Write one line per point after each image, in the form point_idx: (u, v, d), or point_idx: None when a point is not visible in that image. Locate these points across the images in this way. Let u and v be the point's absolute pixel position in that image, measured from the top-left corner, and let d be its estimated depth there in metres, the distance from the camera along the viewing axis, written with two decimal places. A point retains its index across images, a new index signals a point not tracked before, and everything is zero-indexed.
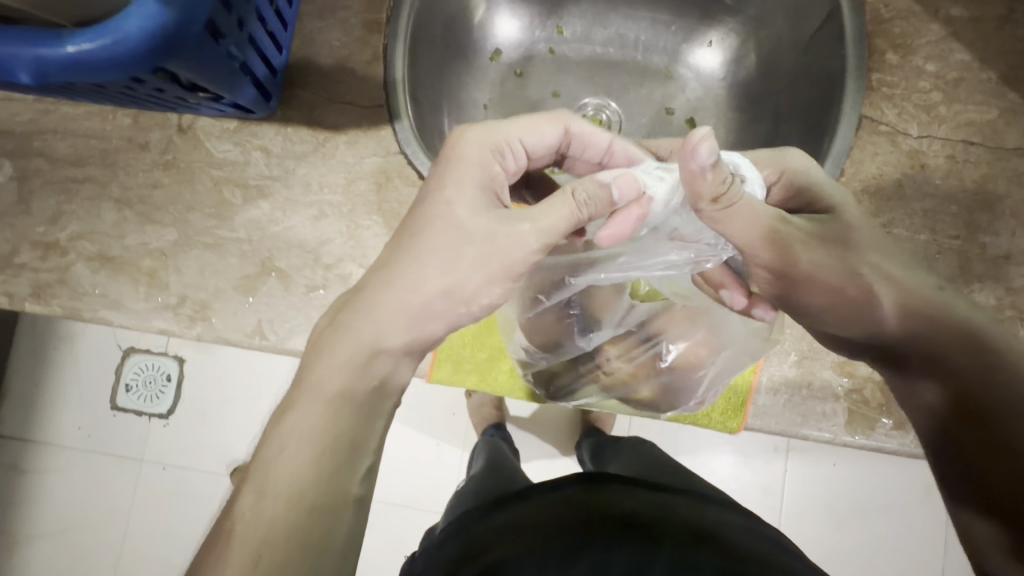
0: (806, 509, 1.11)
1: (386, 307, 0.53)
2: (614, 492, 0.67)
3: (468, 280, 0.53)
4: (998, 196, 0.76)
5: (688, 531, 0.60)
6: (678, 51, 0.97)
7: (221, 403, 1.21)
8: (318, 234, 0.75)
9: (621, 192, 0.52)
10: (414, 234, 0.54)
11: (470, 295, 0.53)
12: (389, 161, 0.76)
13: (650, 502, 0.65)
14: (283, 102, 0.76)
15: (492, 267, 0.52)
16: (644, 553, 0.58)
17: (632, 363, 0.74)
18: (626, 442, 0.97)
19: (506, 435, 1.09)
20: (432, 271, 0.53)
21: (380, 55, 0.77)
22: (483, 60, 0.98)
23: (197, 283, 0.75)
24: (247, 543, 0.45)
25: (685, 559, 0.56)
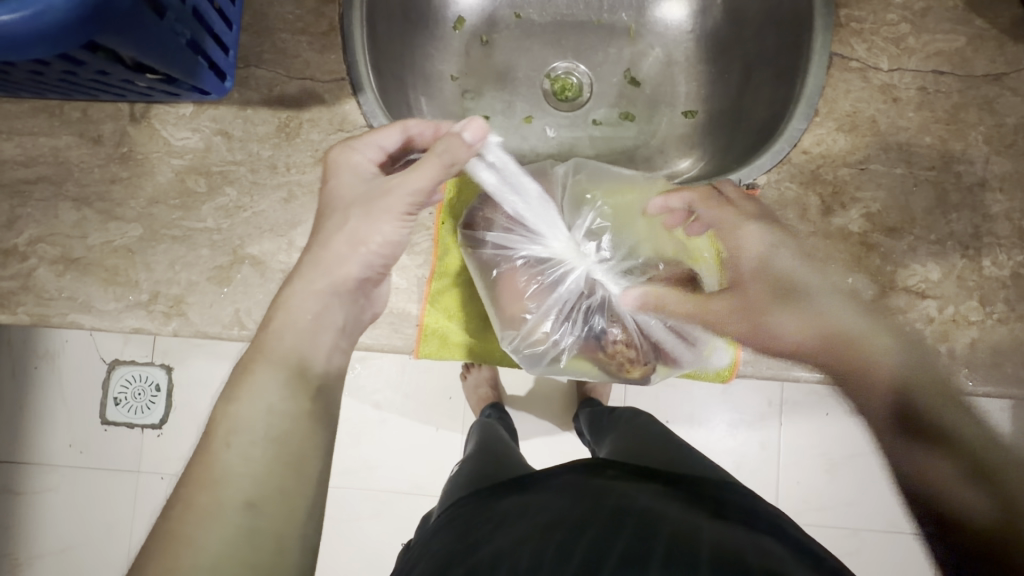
0: (803, 461, 1.13)
1: (308, 270, 0.60)
2: (610, 480, 0.67)
3: (376, 231, 0.61)
4: (970, 124, 0.76)
5: (687, 521, 0.58)
6: (643, 5, 0.95)
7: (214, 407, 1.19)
8: (290, 217, 0.72)
9: (473, 136, 0.60)
10: (325, 236, 0.61)
11: (367, 237, 0.61)
12: (355, 136, 0.74)
13: (647, 491, 0.64)
14: (239, 82, 0.73)
15: (383, 215, 0.61)
16: (642, 534, 0.56)
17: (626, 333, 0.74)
18: (623, 415, 0.96)
19: (509, 420, 1.08)
20: (344, 235, 0.60)
21: (336, 26, 0.74)
22: (446, 30, 0.96)
23: (169, 277, 0.72)
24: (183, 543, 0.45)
25: (685, 545, 0.53)
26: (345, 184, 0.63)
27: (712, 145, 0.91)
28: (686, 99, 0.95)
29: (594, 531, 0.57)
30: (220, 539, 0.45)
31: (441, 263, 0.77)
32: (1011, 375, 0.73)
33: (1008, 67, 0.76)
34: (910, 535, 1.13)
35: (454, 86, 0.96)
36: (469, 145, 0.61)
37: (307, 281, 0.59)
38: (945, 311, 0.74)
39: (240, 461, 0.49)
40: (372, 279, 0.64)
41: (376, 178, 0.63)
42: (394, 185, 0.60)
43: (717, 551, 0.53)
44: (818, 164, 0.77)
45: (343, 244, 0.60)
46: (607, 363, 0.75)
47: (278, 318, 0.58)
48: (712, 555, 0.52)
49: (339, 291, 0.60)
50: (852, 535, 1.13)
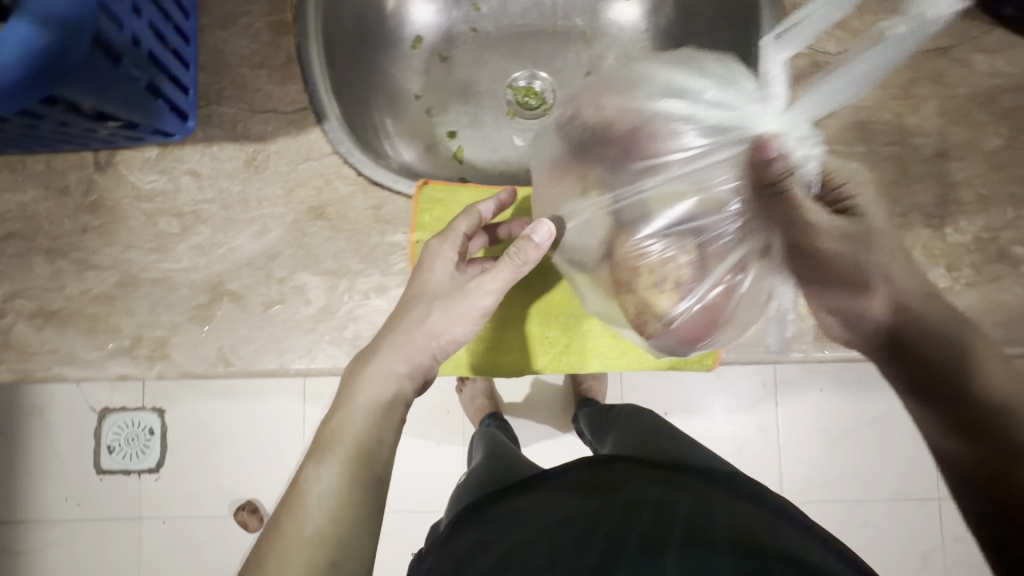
0: (801, 438, 1.14)
1: (399, 332, 0.66)
2: (620, 474, 0.67)
3: (446, 327, 0.67)
4: (921, 97, 0.78)
5: (700, 507, 0.59)
6: (596, 9, 0.98)
7: (214, 443, 1.17)
8: (266, 249, 0.73)
9: (540, 236, 0.63)
10: (412, 314, 0.66)
11: (439, 331, 0.66)
12: (324, 163, 0.74)
13: (658, 482, 0.65)
14: (202, 120, 0.74)
15: (450, 313, 0.66)
16: (658, 520, 0.57)
17: (690, 269, 0.58)
18: (623, 412, 0.97)
19: (504, 423, 1.10)
20: (435, 317, 0.66)
21: (293, 58, 0.76)
22: (405, 49, 0.97)
23: (150, 321, 0.72)
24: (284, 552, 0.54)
25: (699, 531, 0.54)
26: (440, 268, 0.69)
27: None
28: None
29: (609, 525, 0.58)
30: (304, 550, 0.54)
31: None
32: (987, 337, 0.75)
33: (951, 40, 0.78)
34: (913, 499, 1.14)
35: (418, 104, 0.98)
36: (537, 244, 0.63)
37: (387, 363, 0.65)
38: None
39: (317, 506, 0.56)
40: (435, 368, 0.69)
41: (461, 278, 0.69)
42: (471, 290, 0.66)
43: (734, 533, 0.54)
44: None
45: (429, 325, 0.66)
46: (644, 278, 0.59)
47: (352, 388, 0.64)
48: (728, 536, 0.53)
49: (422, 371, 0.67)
50: (859, 506, 1.14)
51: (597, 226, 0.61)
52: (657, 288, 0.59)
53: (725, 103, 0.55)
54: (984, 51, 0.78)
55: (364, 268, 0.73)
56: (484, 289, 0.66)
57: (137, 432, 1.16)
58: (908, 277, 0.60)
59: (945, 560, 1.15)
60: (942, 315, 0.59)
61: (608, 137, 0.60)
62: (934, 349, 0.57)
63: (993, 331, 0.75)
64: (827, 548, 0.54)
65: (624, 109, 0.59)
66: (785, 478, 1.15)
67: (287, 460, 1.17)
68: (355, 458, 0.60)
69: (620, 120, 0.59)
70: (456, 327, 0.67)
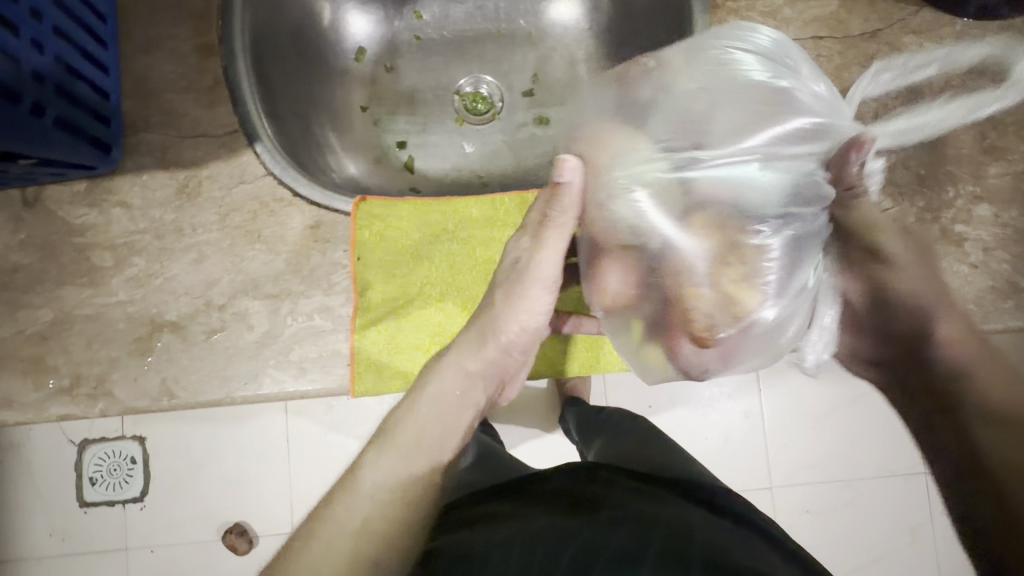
0: (793, 433, 0.95)
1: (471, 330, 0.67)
2: (603, 484, 0.61)
3: (512, 320, 0.66)
4: (855, 82, 0.78)
5: (681, 521, 0.53)
6: (538, 10, 0.97)
7: (201, 471, 0.90)
8: (204, 277, 0.72)
9: (567, 173, 0.57)
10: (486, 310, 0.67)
11: (500, 326, 0.66)
12: (258, 186, 0.73)
13: (641, 494, 0.59)
14: (129, 150, 0.72)
15: (513, 300, 0.66)
16: (635, 533, 0.50)
17: (712, 276, 0.52)
18: (614, 417, 0.86)
19: (493, 431, 0.95)
20: (508, 315, 0.66)
21: (221, 80, 0.74)
22: (348, 62, 0.95)
23: (88, 358, 0.70)
24: (327, 539, 0.53)
25: (673, 546, 0.48)
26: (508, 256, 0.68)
27: None
28: None
29: (584, 534, 0.51)
30: (352, 529, 0.54)
31: (362, 298, 0.73)
32: None
33: (881, 23, 0.78)
34: (904, 477, 0.95)
35: (365, 116, 0.95)
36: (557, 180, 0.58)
37: (459, 358, 0.65)
38: None
39: (369, 497, 0.56)
40: (512, 365, 0.69)
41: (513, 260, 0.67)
42: (533, 271, 0.64)
43: (712, 552, 0.48)
44: None
45: (512, 316, 0.66)
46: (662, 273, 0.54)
47: (414, 397, 0.64)
48: (706, 555, 0.47)
49: (492, 372, 0.67)
50: (847, 489, 0.94)
51: (652, 207, 0.53)
52: (693, 291, 0.53)
53: (820, 113, 0.52)
54: (913, 33, 0.78)
55: (305, 289, 0.72)
56: (544, 262, 0.64)
57: (127, 461, 0.90)
58: (933, 301, 0.57)
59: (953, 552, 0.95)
60: (975, 347, 0.55)
61: (695, 110, 0.53)
62: (993, 423, 0.51)
63: None
64: None
65: (711, 87, 0.53)
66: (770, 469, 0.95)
67: (271, 492, 0.90)
68: (405, 462, 0.58)
69: (693, 71, 0.54)
70: (532, 318, 0.67)
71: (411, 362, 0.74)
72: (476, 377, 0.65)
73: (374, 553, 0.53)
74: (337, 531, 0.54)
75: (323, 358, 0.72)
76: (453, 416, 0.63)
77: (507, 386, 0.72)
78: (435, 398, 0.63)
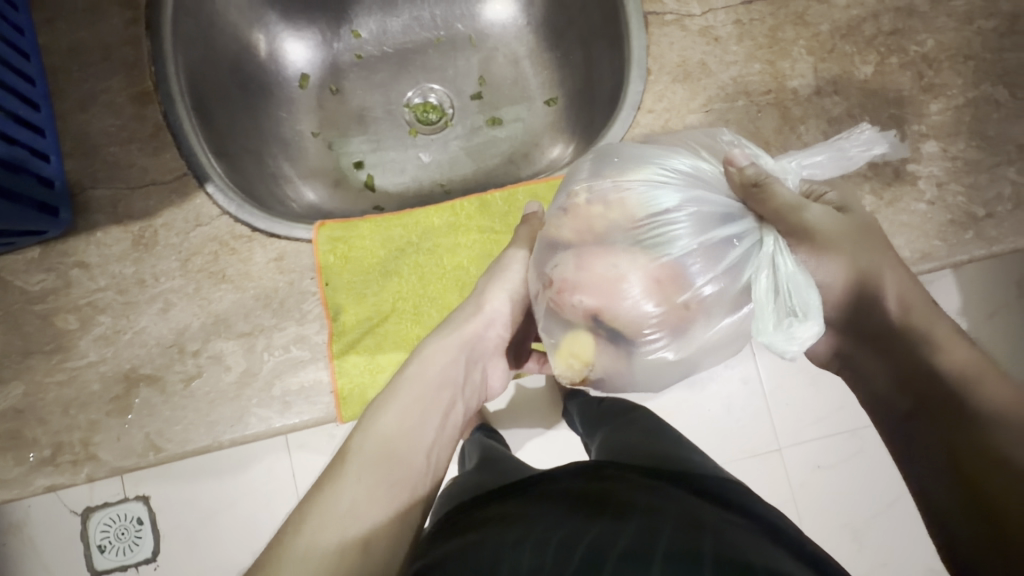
0: (795, 391, 0.95)
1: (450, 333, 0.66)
2: (611, 486, 0.60)
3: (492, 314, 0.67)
4: (791, 41, 0.79)
5: (689, 519, 0.52)
6: (475, 13, 0.98)
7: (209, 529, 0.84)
8: (174, 325, 0.71)
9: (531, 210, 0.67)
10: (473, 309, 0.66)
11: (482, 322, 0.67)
12: (216, 226, 0.72)
13: (648, 493, 0.57)
14: (78, 209, 0.71)
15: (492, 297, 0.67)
16: (644, 533, 0.49)
17: (585, 232, 0.51)
18: (616, 407, 0.86)
19: (498, 437, 0.94)
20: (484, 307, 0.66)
21: (162, 126, 0.74)
22: (293, 90, 0.95)
23: (67, 425, 0.69)
24: (294, 564, 0.50)
25: (682, 549, 0.46)
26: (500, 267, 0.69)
27: (574, 129, 0.94)
28: (543, 89, 0.97)
29: (591, 534, 0.50)
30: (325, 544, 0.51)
31: (337, 322, 0.72)
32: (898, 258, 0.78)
33: None
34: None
35: (317, 142, 0.95)
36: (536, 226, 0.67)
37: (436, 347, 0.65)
38: None
39: (343, 513, 0.53)
40: (482, 350, 0.68)
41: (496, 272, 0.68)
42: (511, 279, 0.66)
43: (722, 551, 0.46)
44: (666, 119, 0.78)
45: (490, 311, 0.67)
46: (559, 238, 0.53)
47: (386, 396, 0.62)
48: (715, 552, 0.46)
49: (463, 359, 0.66)
50: (853, 437, 0.93)
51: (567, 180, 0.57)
52: (570, 221, 0.52)
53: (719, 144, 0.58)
54: None
55: (278, 323, 0.71)
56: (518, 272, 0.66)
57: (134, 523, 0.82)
58: (911, 289, 0.56)
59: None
60: (970, 352, 0.53)
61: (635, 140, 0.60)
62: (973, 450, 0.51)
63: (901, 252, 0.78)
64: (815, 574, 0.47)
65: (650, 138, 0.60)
66: (775, 429, 0.94)
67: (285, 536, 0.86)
68: (375, 468, 0.56)
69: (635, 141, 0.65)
70: (515, 292, 0.67)
71: None
72: (451, 374, 0.64)
73: (364, 538, 0.52)
74: (326, 516, 0.52)
75: (305, 390, 0.71)
76: (427, 407, 0.62)
77: (490, 370, 0.71)
78: (409, 399, 0.61)
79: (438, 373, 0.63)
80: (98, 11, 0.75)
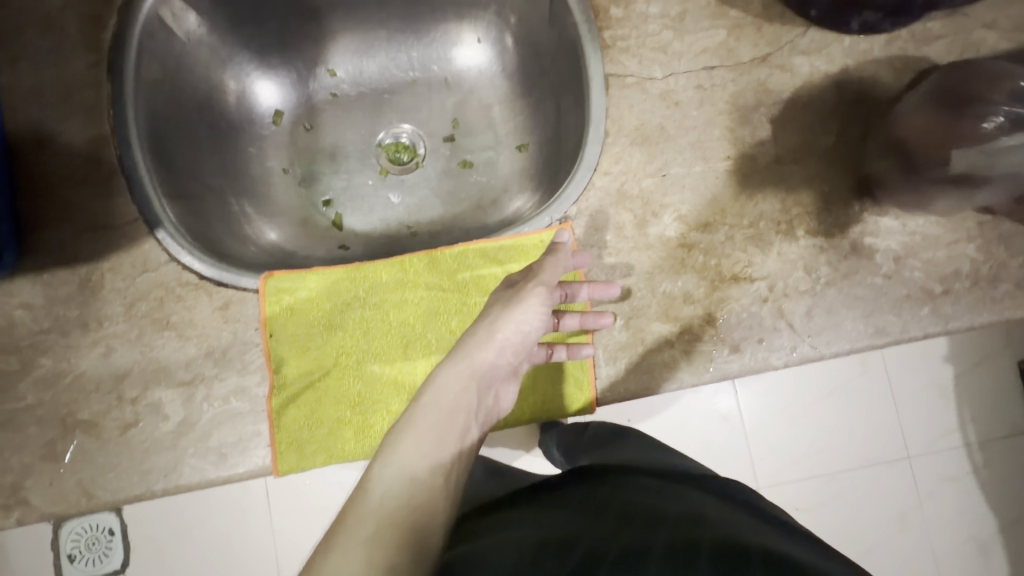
0: (779, 440, 0.80)
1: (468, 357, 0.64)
2: (612, 487, 0.57)
3: (510, 334, 0.66)
4: (752, 107, 0.79)
5: (690, 513, 0.50)
6: (450, 56, 0.98)
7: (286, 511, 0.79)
8: (114, 371, 0.71)
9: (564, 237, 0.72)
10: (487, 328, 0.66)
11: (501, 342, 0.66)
12: (163, 273, 0.72)
13: (652, 492, 0.55)
14: (26, 250, 0.72)
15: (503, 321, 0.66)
16: (643, 530, 0.48)
17: None
18: (603, 432, 0.72)
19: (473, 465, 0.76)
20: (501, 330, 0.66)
21: (117, 169, 0.74)
22: (265, 127, 0.94)
23: (0, 467, 0.69)
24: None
25: (681, 542, 0.45)
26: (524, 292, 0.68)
27: (541, 177, 0.92)
28: (515, 135, 0.97)
29: (587, 542, 0.48)
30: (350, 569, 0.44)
31: (278, 374, 0.71)
32: (853, 331, 0.77)
33: (770, 47, 0.80)
34: (886, 465, 0.79)
35: (286, 179, 0.94)
36: None
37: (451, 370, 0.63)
38: (775, 288, 0.76)
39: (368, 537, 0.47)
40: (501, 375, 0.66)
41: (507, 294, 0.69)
42: (528, 303, 0.67)
43: (720, 540, 0.44)
44: (622, 181, 0.78)
45: (504, 334, 0.66)
46: None
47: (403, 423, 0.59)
48: (716, 542, 0.44)
49: (474, 386, 0.63)
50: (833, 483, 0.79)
51: None
52: None
53: None
54: (803, 53, 0.79)
55: (218, 372, 0.71)
56: (532, 304, 0.67)
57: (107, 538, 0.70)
58: None
59: (939, 538, 0.78)
60: None
61: None
62: None
63: (855, 325, 0.77)
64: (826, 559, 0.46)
65: None
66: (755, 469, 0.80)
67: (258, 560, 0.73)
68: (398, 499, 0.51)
69: None
70: (527, 321, 0.67)
71: (336, 437, 0.72)
72: (467, 401, 0.61)
73: (393, 560, 0.46)
74: (354, 541, 0.47)
75: (242, 441, 0.70)
76: (448, 435, 0.57)
77: (505, 393, 0.68)
78: (428, 423, 0.58)
79: (453, 397, 0.61)
80: (61, 54, 0.76)
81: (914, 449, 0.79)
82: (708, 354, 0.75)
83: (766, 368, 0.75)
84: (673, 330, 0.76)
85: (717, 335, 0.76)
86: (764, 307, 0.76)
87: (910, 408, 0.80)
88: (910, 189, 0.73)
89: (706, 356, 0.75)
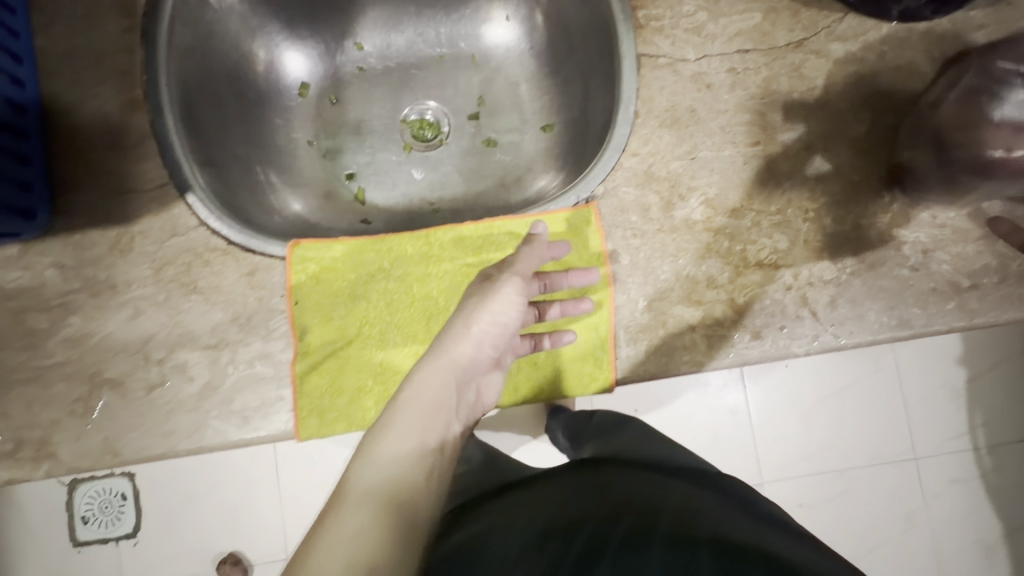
0: (785, 435, 0.79)
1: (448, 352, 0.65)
2: (608, 474, 0.58)
3: (488, 329, 0.67)
4: (784, 93, 0.78)
5: (684, 503, 0.51)
6: (478, 33, 0.97)
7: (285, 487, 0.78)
8: (140, 333, 0.72)
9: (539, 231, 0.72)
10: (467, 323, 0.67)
11: (479, 334, 0.66)
12: (190, 238, 0.73)
13: (647, 481, 0.56)
14: (57, 211, 0.73)
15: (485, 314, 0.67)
16: (638, 519, 0.48)
17: None
18: (609, 420, 0.71)
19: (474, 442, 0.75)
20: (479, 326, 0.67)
21: (149, 133, 0.75)
22: (292, 99, 0.94)
23: (29, 421, 0.70)
24: None
25: (677, 533, 0.45)
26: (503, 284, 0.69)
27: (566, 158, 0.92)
28: (541, 114, 0.96)
29: (588, 528, 0.49)
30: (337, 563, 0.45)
31: (302, 342, 0.73)
32: (875, 323, 0.76)
33: (806, 32, 0.78)
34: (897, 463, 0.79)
35: (312, 151, 0.94)
36: None
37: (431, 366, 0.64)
38: (799, 277, 0.76)
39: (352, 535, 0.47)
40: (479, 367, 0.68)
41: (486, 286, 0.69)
42: (504, 296, 0.68)
43: (715, 534, 0.45)
44: (650, 163, 0.77)
45: (482, 328, 0.67)
46: None
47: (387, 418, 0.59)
48: (711, 535, 0.45)
49: (454, 381, 0.64)
50: (842, 477, 0.79)
51: None
52: None
53: None
54: (839, 39, 0.78)
55: (243, 337, 0.72)
56: (507, 297, 0.68)
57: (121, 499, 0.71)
58: None
59: (944, 539, 0.78)
60: None
61: None
62: None
63: (878, 317, 0.76)
64: (817, 552, 0.46)
65: None
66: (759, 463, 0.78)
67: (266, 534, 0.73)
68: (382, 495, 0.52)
69: None
70: (503, 313, 0.68)
71: (356, 407, 0.73)
72: (446, 394, 0.63)
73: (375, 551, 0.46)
74: (338, 530, 0.48)
75: (264, 406, 0.71)
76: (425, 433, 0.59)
77: (484, 387, 0.69)
78: (410, 420, 0.59)
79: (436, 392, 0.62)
80: (95, 18, 0.77)
81: (922, 449, 0.79)
82: (728, 339, 0.75)
83: (786, 356, 0.75)
84: (694, 314, 0.75)
85: (739, 321, 0.76)
86: (788, 297, 0.76)
87: (922, 409, 0.79)
88: (933, 186, 0.73)
89: (726, 340, 0.75)
